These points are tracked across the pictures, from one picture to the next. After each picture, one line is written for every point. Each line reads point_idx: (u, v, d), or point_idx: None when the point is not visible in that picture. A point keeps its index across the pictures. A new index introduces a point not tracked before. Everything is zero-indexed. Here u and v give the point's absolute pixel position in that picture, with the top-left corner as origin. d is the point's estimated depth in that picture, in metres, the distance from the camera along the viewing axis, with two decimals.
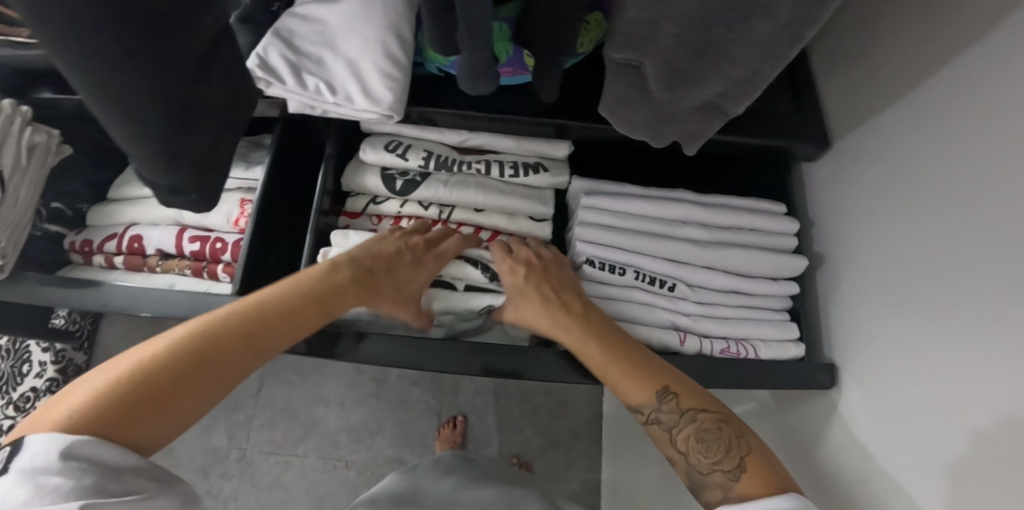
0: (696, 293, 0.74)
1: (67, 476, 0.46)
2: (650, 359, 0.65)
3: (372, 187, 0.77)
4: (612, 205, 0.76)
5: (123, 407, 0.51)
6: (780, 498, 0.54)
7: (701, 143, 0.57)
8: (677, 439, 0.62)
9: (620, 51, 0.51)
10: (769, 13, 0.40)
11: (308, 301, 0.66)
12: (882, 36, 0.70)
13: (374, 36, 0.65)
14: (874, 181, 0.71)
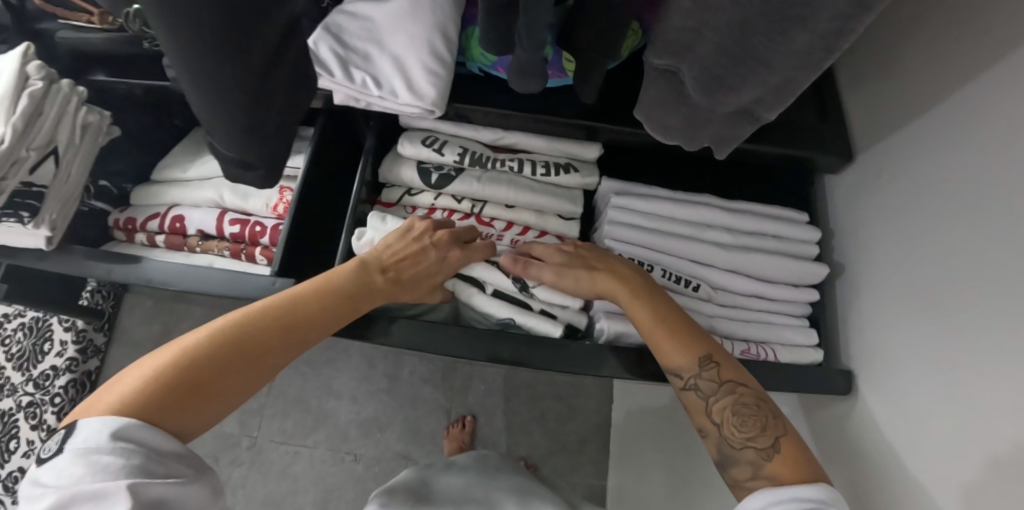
0: (718, 295, 0.77)
1: (119, 455, 0.49)
2: (696, 332, 0.67)
3: (408, 179, 0.80)
4: (641, 206, 0.78)
5: (164, 395, 0.54)
6: (812, 486, 0.57)
7: (731, 147, 0.59)
8: (712, 410, 0.65)
9: (660, 58, 0.54)
10: (808, 26, 0.42)
11: (330, 299, 0.67)
12: (908, 56, 0.73)
13: (422, 35, 0.68)
14: (897, 196, 0.73)
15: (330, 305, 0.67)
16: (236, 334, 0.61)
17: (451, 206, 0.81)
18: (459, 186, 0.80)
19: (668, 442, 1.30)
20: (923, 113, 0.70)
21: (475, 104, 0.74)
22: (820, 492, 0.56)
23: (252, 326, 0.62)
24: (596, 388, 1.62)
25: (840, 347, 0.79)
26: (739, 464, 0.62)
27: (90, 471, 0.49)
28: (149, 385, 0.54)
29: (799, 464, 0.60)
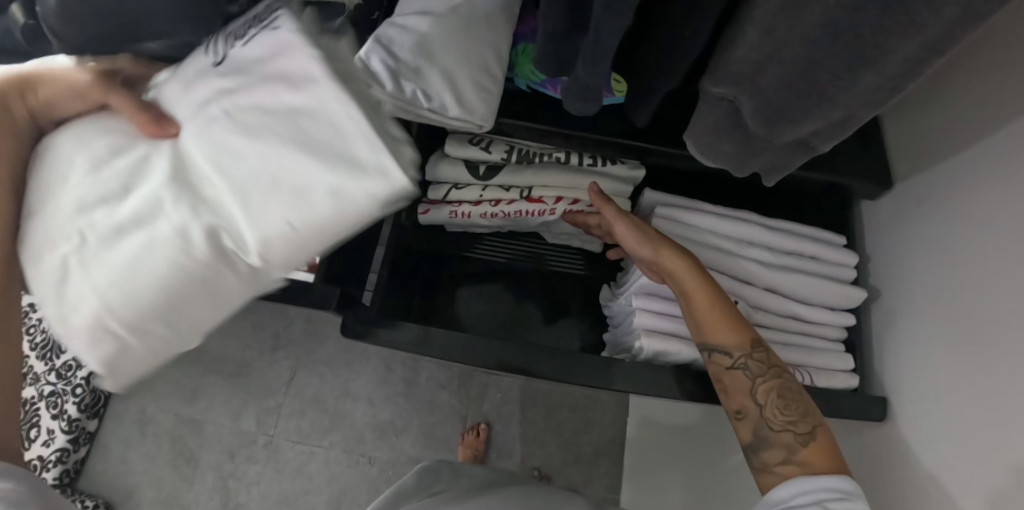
0: (757, 314, 0.77)
1: None
2: (743, 317, 0.71)
3: (457, 175, 0.84)
4: (684, 218, 0.79)
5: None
6: (842, 478, 0.63)
7: (782, 174, 0.60)
8: (756, 391, 0.68)
9: (717, 85, 0.54)
10: (876, 66, 0.43)
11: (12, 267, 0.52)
12: (949, 85, 0.73)
13: (473, 53, 0.70)
14: (936, 226, 0.73)
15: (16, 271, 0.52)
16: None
17: (498, 195, 0.83)
18: (507, 177, 0.83)
19: (684, 459, 1.31)
20: (965, 145, 0.70)
21: (521, 120, 0.74)
22: (846, 484, 0.62)
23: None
24: (612, 401, 1.63)
25: (873, 374, 0.80)
26: (773, 446, 0.67)
27: None
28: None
29: (831, 455, 0.65)
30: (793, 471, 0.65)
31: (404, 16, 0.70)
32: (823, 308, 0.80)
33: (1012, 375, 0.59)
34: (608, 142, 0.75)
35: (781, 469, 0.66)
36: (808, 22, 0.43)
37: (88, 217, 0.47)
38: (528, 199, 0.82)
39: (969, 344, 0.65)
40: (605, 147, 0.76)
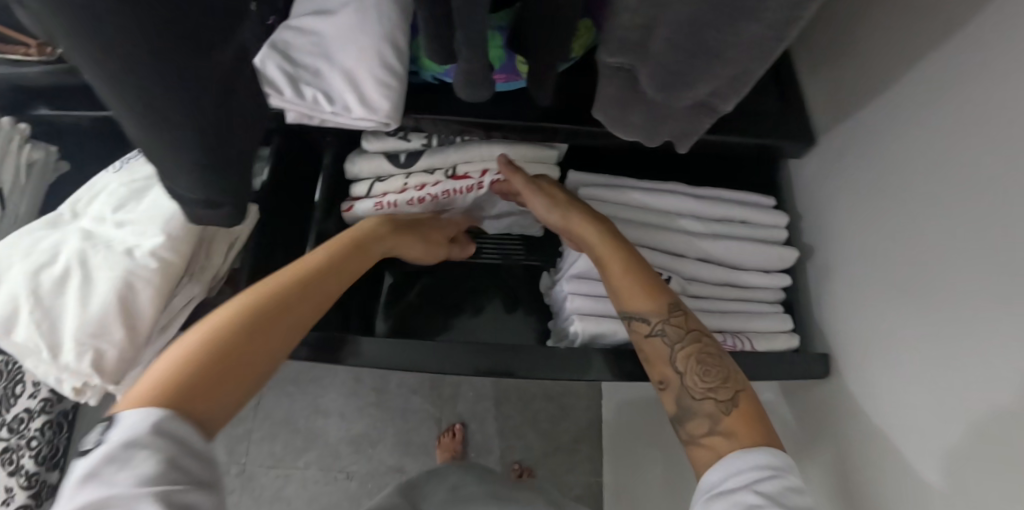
0: (691, 287, 0.76)
1: (152, 451, 0.45)
2: (660, 283, 0.68)
3: (378, 167, 0.81)
4: (609, 195, 0.78)
5: (175, 389, 0.49)
6: (771, 453, 0.55)
7: (692, 141, 0.59)
8: (676, 359, 0.65)
9: (615, 55, 0.52)
10: (756, 19, 0.42)
11: (282, 310, 0.59)
12: (865, 31, 0.73)
13: (371, 48, 0.67)
14: (860, 176, 0.73)
15: (279, 300, 0.59)
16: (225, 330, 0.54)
17: (424, 179, 0.81)
18: (430, 159, 0.81)
19: (658, 436, 1.30)
20: (883, 91, 0.70)
21: (432, 115, 0.72)
22: (779, 459, 0.55)
23: (217, 341, 0.53)
24: (586, 386, 1.62)
25: (816, 330, 0.80)
26: (697, 416, 0.61)
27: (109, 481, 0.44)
28: (175, 368, 0.50)
29: (756, 421, 0.59)
30: (719, 443, 0.59)
31: (297, 17, 0.69)
32: (758, 272, 0.79)
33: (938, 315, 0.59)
34: (524, 128, 0.73)
35: (708, 439, 0.60)
36: None
37: (38, 281, 0.60)
38: (453, 177, 0.80)
39: (903, 289, 0.65)
40: (521, 133, 0.74)
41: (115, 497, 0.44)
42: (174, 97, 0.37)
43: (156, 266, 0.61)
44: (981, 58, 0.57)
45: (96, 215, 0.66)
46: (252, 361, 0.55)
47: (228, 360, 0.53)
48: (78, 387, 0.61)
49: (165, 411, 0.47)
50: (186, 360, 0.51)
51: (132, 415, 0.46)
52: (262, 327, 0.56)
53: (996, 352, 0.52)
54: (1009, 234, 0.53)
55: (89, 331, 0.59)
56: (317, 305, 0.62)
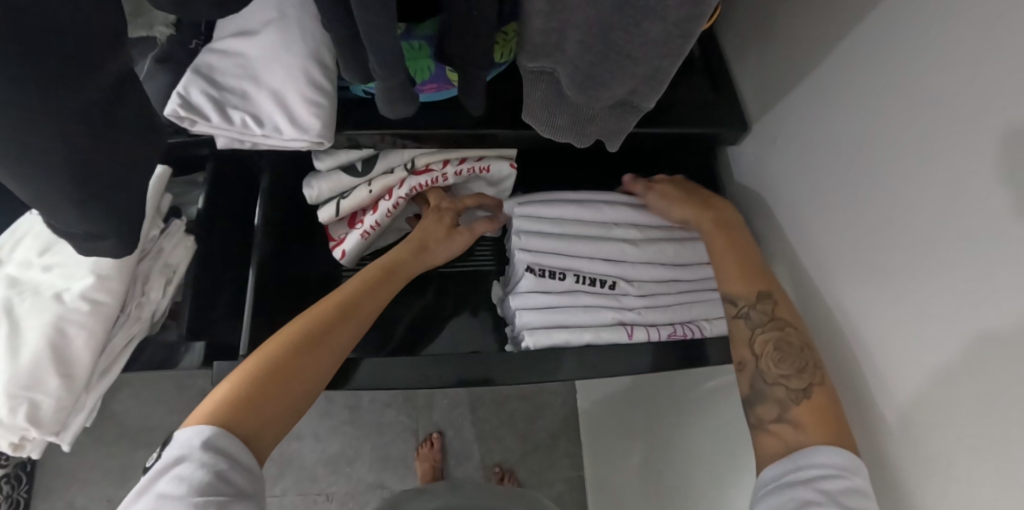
0: (635, 287, 0.81)
1: (193, 465, 0.58)
2: (761, 273, 0.74)
3: (341, 184, 0.79)
4: (545, 213, 0.82)
5: (239, 410, 0.62)
6: (834, 453, 0.60)
7: (622, 138, 0.61)
8: (755, 344, 0.71)
9: (533, 61, 0.54)
10: (659, 15, 0.44)
11: (317, 344, 0.69)
12: (791, 15, 0.76)
13: (296, 66, 0.66)
14: (797, 155, 0.77)
15: (311, 337, 0.69)
16: (278, 357, 0.67)
17: (388, 183, 0.79)
18: (386, 159, 0.78)
19: (632, 424, 1.32)
20: (811, 70, 0.73)
21: (373, 127, 0.72)
22: (840, 458, 0.59)
23: (271, 370, 0.66)
24: (560, 383, 1.63)
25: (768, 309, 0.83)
26: (769, 401, 0.67)
27: (175, 484, 0.58)
28: (230, 392, 0.63)
29: (827, 415, 0.63)
30: (789, 431, 0.65)
31: (221, 40, 0.68)
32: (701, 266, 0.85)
33: (875, 281, 0.63)
34: (465, 134, 0.73)
35: (775, 427, 0.66)
36: None
37: None
38: (415, 173, 0.78)
39: (844, 261, 0.68)
40: (463, 139, 0.75)
41: (165, 502, 0.57)
42: (32, 109, 0.36)
43: (88, 309, 0.59)
44: (892, 35, 0.60)
45: (22, 260, 0.63)
46: (305, 388, 0.68)
47: (256, 405, 0.63)
48: (16, 442, 0.59)
49: (212, 434, 0.60)
50: (233, 390, 0.63)
51: (181, 432, 0.61)
52: (320, 350, 0.70)
53: (926, 312, 0.56)
54: (929, 200, 0.56)
55: (21, 384, 0.56)
56: (339, 346, 0.71)
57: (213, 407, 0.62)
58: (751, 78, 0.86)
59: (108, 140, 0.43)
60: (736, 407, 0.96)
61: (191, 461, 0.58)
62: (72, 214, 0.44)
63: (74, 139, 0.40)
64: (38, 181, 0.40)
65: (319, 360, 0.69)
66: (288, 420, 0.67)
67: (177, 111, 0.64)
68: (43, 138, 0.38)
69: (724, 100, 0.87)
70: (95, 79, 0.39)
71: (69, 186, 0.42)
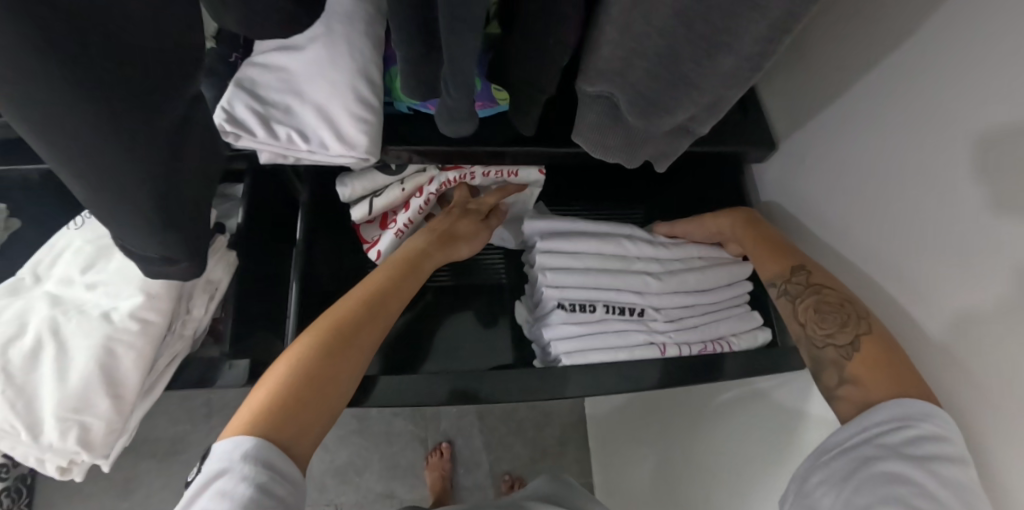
0: (663, 314, 0.82)
1: (239, 476, 0.56)
2: (790, 251, 0.79)
3: (373, 182, 0.78)
4: (566, 245, 0.81)
5: (278, 417, 0.61)
6: (891, 405, 0.62)
7: (672, 159, 0.61)
8: (799, 314, 0.74)
9: (592, 85, 0.55)
10: (732, 48, 0.44)
11: (349, 343, 0.69)
12: (827, 39, 0.78)
13: (343, 82, 0.66)
14: (831, 174, 0.80)
15: (342, 335, 0.69)
16: (312, 357, 0.66)
17: (420, 180, 0.79)
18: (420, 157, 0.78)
19: (646, 433, 1.33)
20: (850, 93, 0.75)
21: (415, 144, 0.72)
22: (904, 407, 0.61)
23: (305, 372, 0.64)
24: None
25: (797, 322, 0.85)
26: (825, 364, 0.70)
27: (220, 497, 0.55)
28: (266, 400, 0.61)
29: (880, 364, 0.66)
30: (853, 391, 0.67)
31: (264, 54, 0.67)
32: (724, 289, 0.87)
33: (920, 293, 0.66)
34: (505, 151, 0.74)
35: (841, 390, 0.68)
36: (663, 12, 0.44)
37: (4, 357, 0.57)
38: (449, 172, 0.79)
39: (890, 278, 0.70)
40: (504, 156, 0.75)
41: None
42: (120, 136, 0.35)
43: (137, 328, 0.59)
44: (939, 66, 0.63)
45: (62, 277, 0.63)
46: (341, 386, 0.67)
47: (296, 407, 0.62)
48: (63, 465, 0.59)
49: (250, 444, 0.58)
50: (268, 397, 0.62)
51: (219, 446, 0.59)
52: (353, 350, 0.69)
53: (997, 335, 0.57)
54: (983, 222, 0.59)
55: (71, 407, 0.56)
56: (369, 344, 0.71)
57: (253, 416, 0.60)
58: (780, 98, 0.88)
59: (184, 165, 0.42)
60: (757, 418, 0.97)
61: (234, 474, 0.56)
62: (142, 242, 0.43)
63: (156, 165, 0.39)
64: (115, 209, 0.39)
65: (353, 359, 0.68)
66: (328, 425, 0.65)
67: (222, 125, 0.63)
68: (123, 167, 0.37)
69: (752, 119, 0.89)
70: (171, 103, 0.38)
71: (143, 214, 0.40)
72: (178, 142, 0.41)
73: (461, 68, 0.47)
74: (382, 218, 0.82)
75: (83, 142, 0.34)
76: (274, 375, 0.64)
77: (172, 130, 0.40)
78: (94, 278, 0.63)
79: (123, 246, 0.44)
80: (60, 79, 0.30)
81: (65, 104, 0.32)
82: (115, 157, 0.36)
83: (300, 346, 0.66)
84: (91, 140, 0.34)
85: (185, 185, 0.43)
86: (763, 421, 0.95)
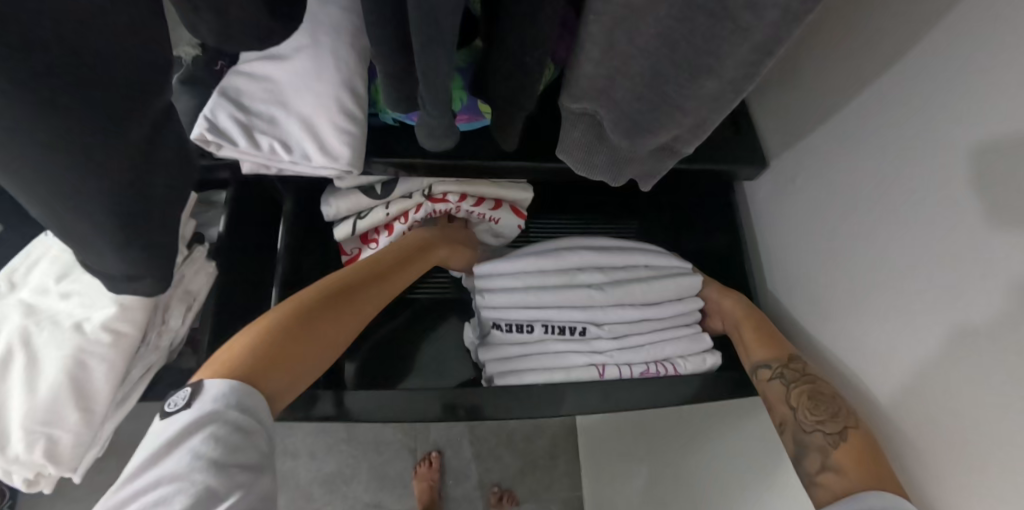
0: (607, 330, 0.80)
1: (235, 423, 0.57)
2: (784, 341, 0.76)
3: (356, 203, 0.79)
4: (508, 268, 0.80)
5: (266, 360, 0.63)
6: (874, 493, 0.58)
7: (657, 179, 0.61)
8: (790, 397, 0.70)
9: (577, 101, 0.54)
10: (715, 72, 0.43)
11: (341, 310, 0.73)
12: (820, 58, 0.78)
13: (328, 94, 0.65)
14: (822, 194, 0.79)
15: (337, 303, 0.73)
16: (304, 313, 0.69)
17: (404, 206, 0.80)
18: (406, 185, 0.79)
19: (637, 448, 1.31)
20: (839, 110, 0.75)
21: (401, 158, 0.72)
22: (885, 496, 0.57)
23: (296, 323, 0.68)
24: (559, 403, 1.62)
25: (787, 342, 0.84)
26: (810, 449, 0.67)
27: (213, 442, 0.55)
28: (261, 342, 0.64)
29: (869, 458, 0.62)
30: (833, 479, 0.63)
31: (247, 61, 0.66)
32: (675, 301, 0.84)
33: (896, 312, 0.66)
34: (491, 164, 0.74)
35: (821, 476, 0.65)
36: (644, 32, 0.43)
37: None
38: (430, 200, 0.79)
39: (873, 301, 0.69)
40: (490, 171, 0.75)
41: (205, 462, 0.54)
42: (84, 155, 0.35)
43: (109, 340, 0.58)
44: (929, 90, 0.62)
45: (37, 285, 0.62)
46: (323, 346, 0.70)
47: (276, 362, 0.64)
48: (31, 478, 0.58)
49: (236, 381, 0.59)
50: (264, 338, 0.65)
51: (212, 386, 0.58)
52: (343, 317, 0.73)
53: (980, 365, 0.56)
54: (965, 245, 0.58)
55: (39, 420, 0.56)
56: (358, 315, 0.75)
57: (245, 354, 0.63)
58: (774, 116, 0.88)
59: (153, 180, 0.42)
60: (750, 437, 0.96)
61: (224, 421, 0.56)
62: (105, 256, 0.42)
63: (122, 180, 0.38)
64: (77, 224, 0.38)
65: (341, 325, 0.72)
66: (303, 379, 0.67)
67: (204, 135, 0.63)
68: (83, 186, 0.36)
69: (743, 138, 0.89)
70: (142, 119, 0.38)
71: (103, 230, 0.39)
72: (149, 156, 0.41)
73: (433, 87, 0.46)
74: (364, 235, 0.83)
75: (36, 158, 0.33)
76: (271, 321, 0.67)
77: (144, 144, 0.40)
78: (71, 286, 0.62)
79: (85, 261, 0.43)
80: (17, 94, 0.30)
81: (16, 122, 0.31)
82: (77, 173, 0.36)
83: (297, 300, 0.70)
84: (49, 157, 0.34)
85: (154, 200, 0.42)
86: (757, 440, 0.95)
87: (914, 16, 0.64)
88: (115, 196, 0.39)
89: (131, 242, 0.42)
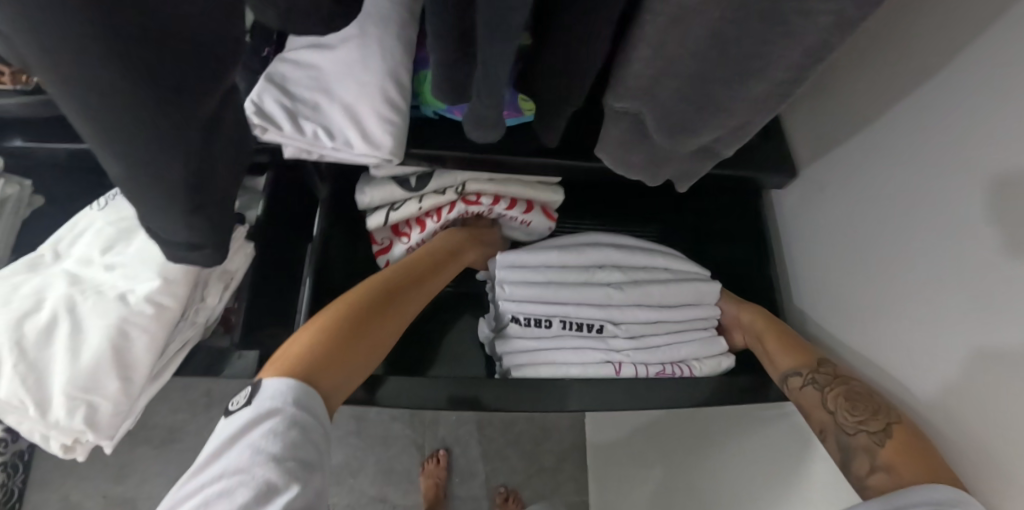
0: (623, 330, 0.80)
1: (291, 421, 0.57)
2: (809, 347, 0.77)
3: (390, 195, 0.80)
4: (530, 260, 0.81)
5: (319, 361, 0.64)
6: (935, 485, 0.57)
7: (694, 180, 0.62)
8: (827, 401, 0.71)
9: (621, 101, 0.56)
10: (763, 77, 0.44)
11: (384, 310, 0.74)
12: (855, 72, 0.79)
13: (373, 83, 0.66)
14: (851, 206, 0.79)
15: (380, 304, 0.74)
16: (349, 315, 0.70)
17: (438, 202, 0.81)
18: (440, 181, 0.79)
19: (646, 454, 1.31)
20: (872, 124, 0.76)
21: (433, 149, 0.73)
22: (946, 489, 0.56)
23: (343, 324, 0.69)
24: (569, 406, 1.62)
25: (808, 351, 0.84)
26: (855, 452, 0.67)
27: (272, 436, 0.55)
28: (310, 345, 0.65)
29: (912, 453, 0.62)
30: (886, 478, 0.63)
31: (295, 50, 0.68)
32: (693, 306, 0.85)
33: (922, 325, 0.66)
34: (526, 160, 0.75)
35: (872, 477, 0.64)
36: (696, 35, 0.44)
37: (19, 332, 0.58)
38: (463, 201, 0.80)
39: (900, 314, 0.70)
40: (524, 167, 0.76)
41: (264, 456, 0.54)
42: (162, 127, 0.36)
43: (152, 313, 0.59)
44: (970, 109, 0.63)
45: (81, 256, 0.64)
46: (372, 345, 0.71)
47: (330, 363, 0.65)
48: (69, 444, 0.61)
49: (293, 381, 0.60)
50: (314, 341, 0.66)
51: (270, 385, 0.60)
52: (387, 317, 0.74)
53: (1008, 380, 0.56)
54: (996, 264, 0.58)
55: (80, 387, 0.57)
56: (399, 316, 0.75)
57: (296, 358, 0.63)
58: (804, 128, 0.89)
59: (215, 155, 0.43)
60: (762, 444, 0.96)
61: (284, 417, 0.57)
62: (165, 227, 0.43)
63: (189, 153, 0.40)
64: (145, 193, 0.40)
65: (386, 325, 0.73)
66: (355, 378, 0.68)
67: (251, 118, 0.64)
68: (155, 155, 0.38)
69: (774, 147, 0.89)
70: (210, 94, 0.39)
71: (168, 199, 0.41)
72: (213, 131, 0.42)
73: (488, 79, 0.47)
74: (395, 227, 0.84)
75: (117, 128, 0.35)
76: (318, 326, 0.68)
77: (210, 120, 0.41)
78: (115, 259, 0.63)
79: (150, 229, 0.45)
80: (105, 65, 0.31)
81: (101, 91, 0.32)
82: (150, 144, 0.37)
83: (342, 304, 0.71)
84: (128, 128, 0.35)
85: (214, 174, 0.44)
86: (770, 447, 0.95)
87: (957, 33, 0.64)
88: (182, 167, 0.40)
89: (192, 213, 0.43)
